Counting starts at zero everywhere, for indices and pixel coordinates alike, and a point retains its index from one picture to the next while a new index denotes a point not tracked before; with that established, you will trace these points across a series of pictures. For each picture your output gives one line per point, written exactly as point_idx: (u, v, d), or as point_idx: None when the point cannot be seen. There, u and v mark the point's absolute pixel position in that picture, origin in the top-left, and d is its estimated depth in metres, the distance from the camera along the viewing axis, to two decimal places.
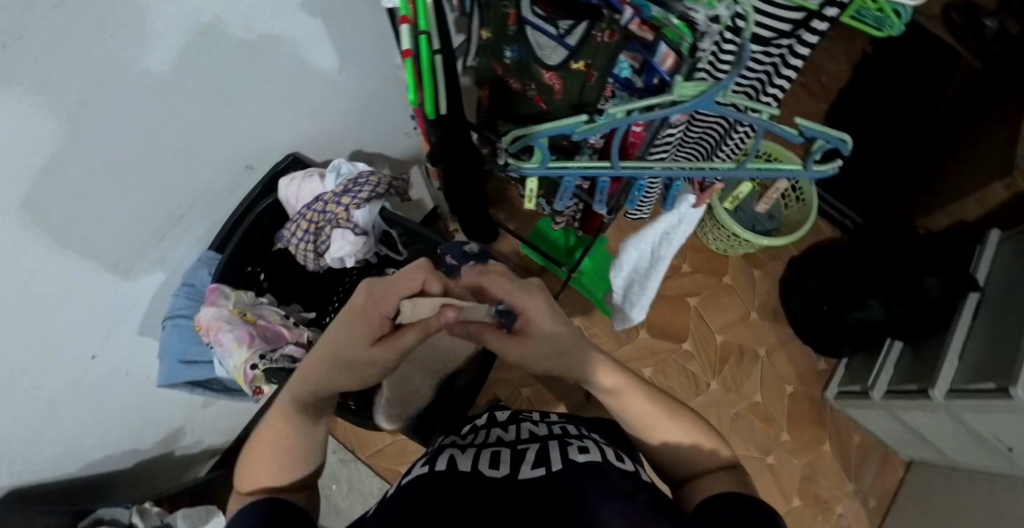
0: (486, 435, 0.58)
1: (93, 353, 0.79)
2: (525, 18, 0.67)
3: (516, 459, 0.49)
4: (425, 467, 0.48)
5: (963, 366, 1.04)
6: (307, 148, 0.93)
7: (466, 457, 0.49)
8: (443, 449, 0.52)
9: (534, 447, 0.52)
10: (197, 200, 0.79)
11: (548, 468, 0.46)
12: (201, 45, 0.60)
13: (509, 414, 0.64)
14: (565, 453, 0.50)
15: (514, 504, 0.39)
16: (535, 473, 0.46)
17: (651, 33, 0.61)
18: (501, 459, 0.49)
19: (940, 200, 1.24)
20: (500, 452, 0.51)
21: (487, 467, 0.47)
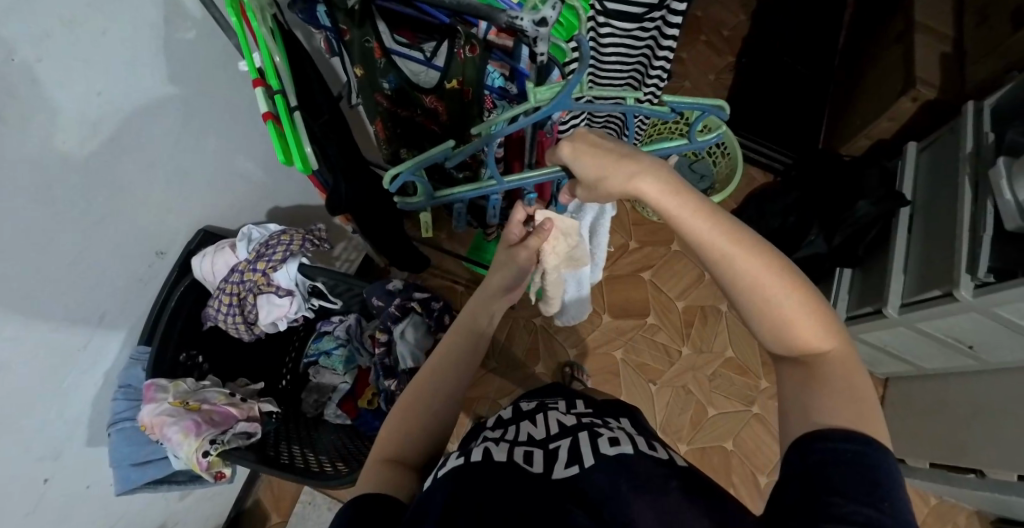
0: (517, 428, 0.56)
1: (43, 477, 0.76)
2: (391, 48, 0.66)
3: (548, 459, 0.48)
4: (459, 459, 0.48)
5: (909, 278, 1.07)
6: (221, 219, 0.91)
7: (500, 450, 0.49)
8: (478, 443, 0.52)
9: (566, 443, 0.51)
10: (112, 299, 0.77)
11: (581, 467, 0.46)
12: (53, 145, 0.59)
13: (534, 404, 0.63)
14: (596, 445, 0.49)
15: (532, 513, 0.40)
16: (569, 473, 0.46)
17: (510, 39, 0.60)
18: (532, 458, 0.48)
19: (856, 125, 1.28)
20: (532, 450, 0.50)
21: (523, 464, 0.47)
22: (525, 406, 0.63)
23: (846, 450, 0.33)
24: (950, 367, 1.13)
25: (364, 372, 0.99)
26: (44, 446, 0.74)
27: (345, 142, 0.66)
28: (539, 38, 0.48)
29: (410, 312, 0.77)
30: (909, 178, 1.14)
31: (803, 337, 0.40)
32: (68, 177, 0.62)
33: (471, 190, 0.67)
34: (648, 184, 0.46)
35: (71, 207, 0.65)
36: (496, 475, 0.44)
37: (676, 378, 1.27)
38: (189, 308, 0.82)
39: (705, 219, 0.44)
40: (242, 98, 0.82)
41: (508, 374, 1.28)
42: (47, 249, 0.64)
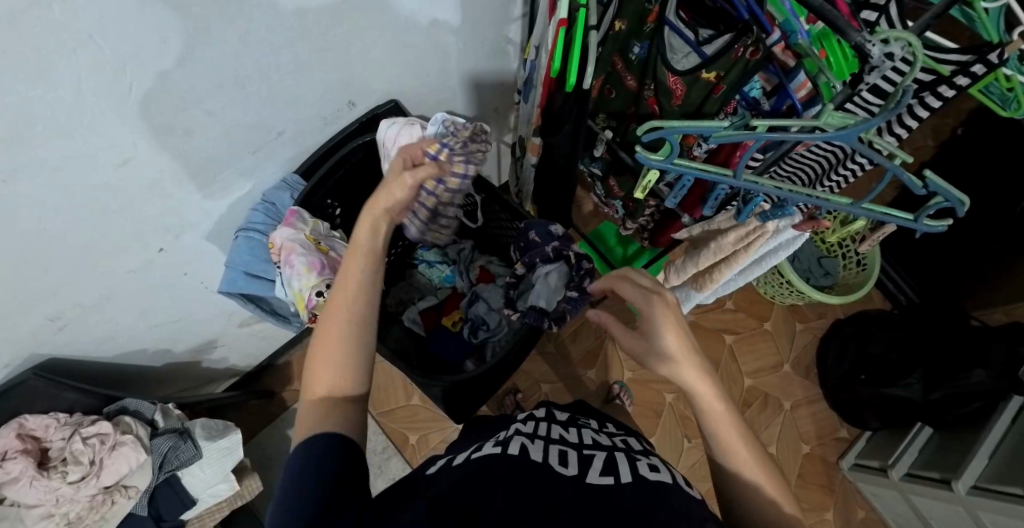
0: (549, 429, 0.60)
1: (160, 247, 0.80)
2: (667, 18, 0.67)
3: (583, 466, 0.50)
4: (496, 448, 0.51)
5: (992, 465, 1.03)
6: (407, 100, 0.94)
7: (535, 448, 0.51)
8: (514, 436, 0.54)
9: (601, 456, 0.53)
10: (296, 123, 0.81)
11: (615, 479, 0.47)
12: None
13: (568, 416, 0.66)
14: (635, 468, 0.50)
15: (565, 503, 0.41)
16: (602, 480, 0.46)
17: (792, 58, 0.62)
18: (568, 460, 0.50)
19: (1004, 298, 1.23)
20: (567, 453, 0.52)
21: (558, 465, 0.48)
22: (560, 415, 0.66)
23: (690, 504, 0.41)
24: None
25: (455, 296, 1.01)
26: (176, 220, 0.78)
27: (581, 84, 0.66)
28: (875, 70, 0.47)
29: (560, 260, 0.80)
30: None
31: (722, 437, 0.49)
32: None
33: (702, 171, 0.59)
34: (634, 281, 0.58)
35: (318, 33, 0.68)
36: (527, 464, 0.47)
37: None
38: (352, 165, 0.84)
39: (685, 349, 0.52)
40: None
41: (561, 363, 1.28)
42: (275, 55, 0.67)
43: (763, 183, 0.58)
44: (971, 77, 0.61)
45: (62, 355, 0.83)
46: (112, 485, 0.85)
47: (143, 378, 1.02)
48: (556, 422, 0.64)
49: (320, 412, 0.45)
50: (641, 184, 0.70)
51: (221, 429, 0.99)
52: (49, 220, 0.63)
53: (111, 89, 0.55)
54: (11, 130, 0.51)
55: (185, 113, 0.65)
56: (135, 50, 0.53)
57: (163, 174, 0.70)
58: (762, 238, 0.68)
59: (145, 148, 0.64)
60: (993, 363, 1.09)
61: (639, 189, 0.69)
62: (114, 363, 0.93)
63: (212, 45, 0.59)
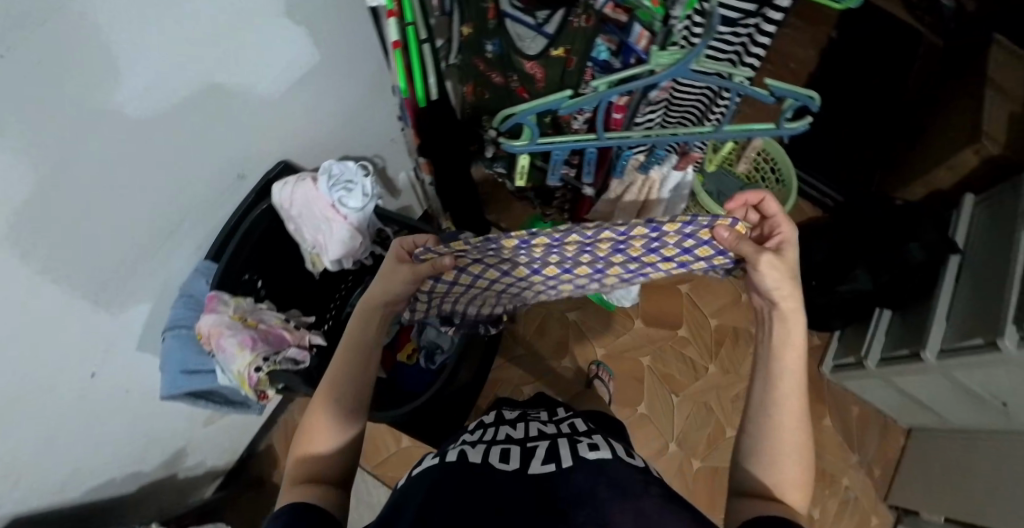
0: (496, 432, 0.63)
1: (92, 371, 0.77)
2: (505, 11, 0.70)
3: (526, 457, 0.53)
4: (436, 460, 0.54)
5: (951, 327, 1.08)
6: (297, 157, 0.94)
7: (478, 451, 0.54)
8: (455, 446, 0.57)
9: (543, 444, 0.56)
10: (190, 211, 0.80)
11: (558, 464, 0.51)
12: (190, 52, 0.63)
13: (517, 415, 0.69)
14: (576, 449, 0.54)
15: (503, 497, 0.44)
16: (543, 469, 0.50)
17: (625, 14, 0.64)
18: (510, 455, 0.54)
19: (915, 172, 1.31)
20: (510, 449, 0.55)
21: (499, 462, 0.52)
22: (507, 416, 0.70)
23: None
24: (978, 424, 1.13)
25: (404, 326, 1.00)
26: (99, 340, 0.76)
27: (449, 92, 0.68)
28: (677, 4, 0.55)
29: None
30: (964, 228, 1.17)
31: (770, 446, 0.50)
32: (186, 78, 0.65)
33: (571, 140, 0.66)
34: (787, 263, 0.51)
35: (182, 119, 0.68)
36: (470, 470, 0.49)
37: (700, 394, 1.28)
38: (265, 233, 0.83)
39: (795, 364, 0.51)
40: (344, 38, 0.84)
41: (534, 362, 1.29)
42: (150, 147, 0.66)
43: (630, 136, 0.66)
44: None
45: (23, 511, 0.79)
46: None
47: (120, 509, 0.98)
48: (504, 423, 0.67)
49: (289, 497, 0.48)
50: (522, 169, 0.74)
51: None
52: None
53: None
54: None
55: (77, 229, 0.63)
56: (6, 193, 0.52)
57: (71, 302, 0.68)
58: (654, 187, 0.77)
59: (47, 276, 0.63)
60: (924, 234, 1.15)
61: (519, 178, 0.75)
62: (83, 504, 0.90)
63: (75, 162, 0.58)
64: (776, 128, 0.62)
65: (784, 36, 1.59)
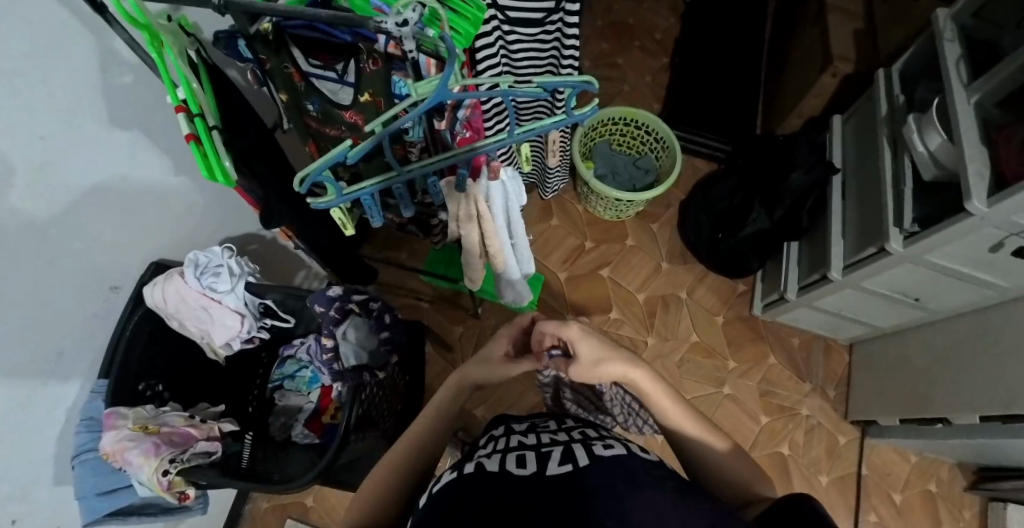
0: (507, 442, 0.61)
1: (11, 518, 0.77)
2: (308, 72, 0.73)
3: (542, 459, 0.53)
4: (453, 473, 0.54)
5: (848, 241, 1.11)
6: (171, 252, 0.95)
7: (495, 461, 0.54)
8: (474, 459, 0.56)
9: (558, 448, 0.55)
10: (71, 336, 0.81)
11: (574, 463, 0.50)
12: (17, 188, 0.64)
13: (526, 427, 0.66)
14: (591, 448, 0.53)
15: (517, 503, 0.44)
16: (562, 469, 0.50)
17: (400, 51, 0.64)
18: (526, 459, 0.53)
19: (788, 105, 1.37)
20: (525, 455, 0.54)
21: (516, 468, 0.51)
22: (517, 428, 0.67)
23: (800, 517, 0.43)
24: (904, 323, 1.17)
25: (325, 390, 1.04)
26: (9, 488, 0.75)
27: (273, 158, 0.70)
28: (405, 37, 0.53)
29: (348, 314, 0.79)
30: (838, 146, 1.21)
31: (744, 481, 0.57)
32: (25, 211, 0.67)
33: (377, 183, 0.66)
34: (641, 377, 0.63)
35: (30, 252, 0.69)
36: (493, 478, 0.49)
37: (645, 368, 1.31)
38: (150, 336, 0.84)
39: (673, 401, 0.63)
40: (183, 131, 0.87)
41: (479, 383, 1.30)
42: (5, 287, 0.67)
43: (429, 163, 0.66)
44: None
45: None
46: None
47: None
48: (514, 435, 0.64)
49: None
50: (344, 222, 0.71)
51: None
52: None
53: None
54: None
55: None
56: None
57: None
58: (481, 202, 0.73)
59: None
60: (803, 161, 1.20)
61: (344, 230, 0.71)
62: None
63: None
64: (567, 118, 0.66)
65: (641, 11, 1.66)
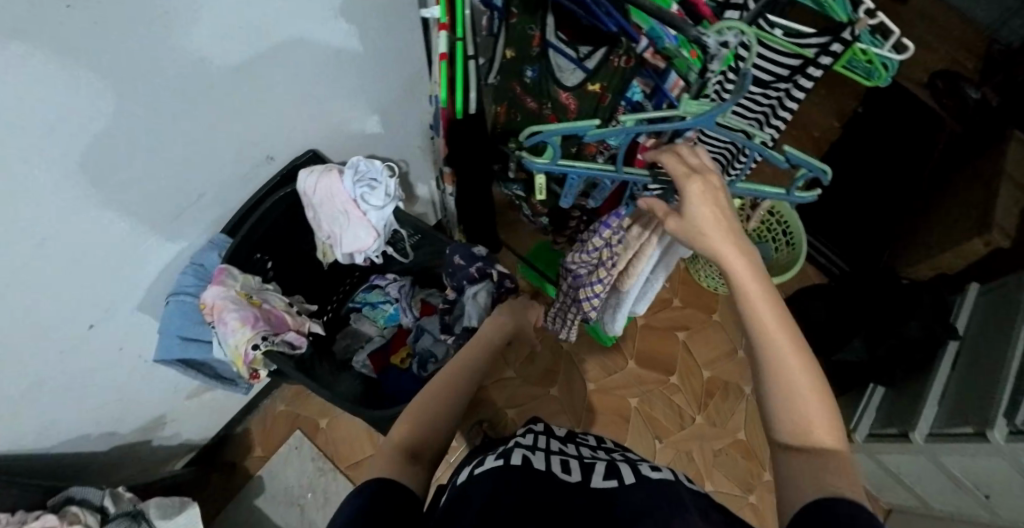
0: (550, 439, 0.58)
1: (89, 323, 0.78)
2: (550, 41, 0.73)
3: (586, 470, 0.50)
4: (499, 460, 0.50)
5: (942, 409, 1.08)
6: (326, 147, 0.96)
7: (539, 458, 0.51)
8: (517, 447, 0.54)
9: (603, 462, 0.52)
10: (217, 183, 0.82)
11: (620, 480, 0.47)
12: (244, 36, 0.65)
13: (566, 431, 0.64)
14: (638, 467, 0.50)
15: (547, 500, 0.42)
16: (608, 483, 0.47)
17: (663, 62, 0.67)
18: (570, 466, 0.50)
19: (924, 253, 1.33)
20: (568, 461, 0.52)
21: (561, 471, 0.49)
22: (560, 430, 0.63)
23: (845, 514, 0.31)
24: (958, 511, 1.12)
25: (401, 332, 1.04)
26: (102, 295, 0.77)
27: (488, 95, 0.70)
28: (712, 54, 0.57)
29: (485, 279, 0.76)
30: (965, 314, 1.18)
31: (812, 419, 0.40)
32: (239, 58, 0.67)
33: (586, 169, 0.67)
34: (698, 209, 0.53)
35: (226, 96, 0.71)
36: (532, 472, 0.47)
37: (682, 442, 1.27)
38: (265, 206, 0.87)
39: (751, 274, 0.47)
40: (391, 42, 0.88)
41: (521, 386, 1.29)
42: (191, 115, 0.68)
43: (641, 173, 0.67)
44: (832, 56, 0.74)
45: None
46: None
47: (90, 470, 0.96)
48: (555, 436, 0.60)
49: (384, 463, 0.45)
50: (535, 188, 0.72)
51: (178, 506, 0.91)
52: None
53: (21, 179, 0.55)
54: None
55: (98, 178, 0.64)
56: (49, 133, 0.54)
57: (81, 250, 0.69)
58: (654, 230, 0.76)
59: (63, 214, 0.63)
60: (926, 314, 1.16)
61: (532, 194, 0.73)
62: (57, 456, 0.88)
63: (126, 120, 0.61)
64: (784, 194, 0.64)
65: (808, 105, 1.64)
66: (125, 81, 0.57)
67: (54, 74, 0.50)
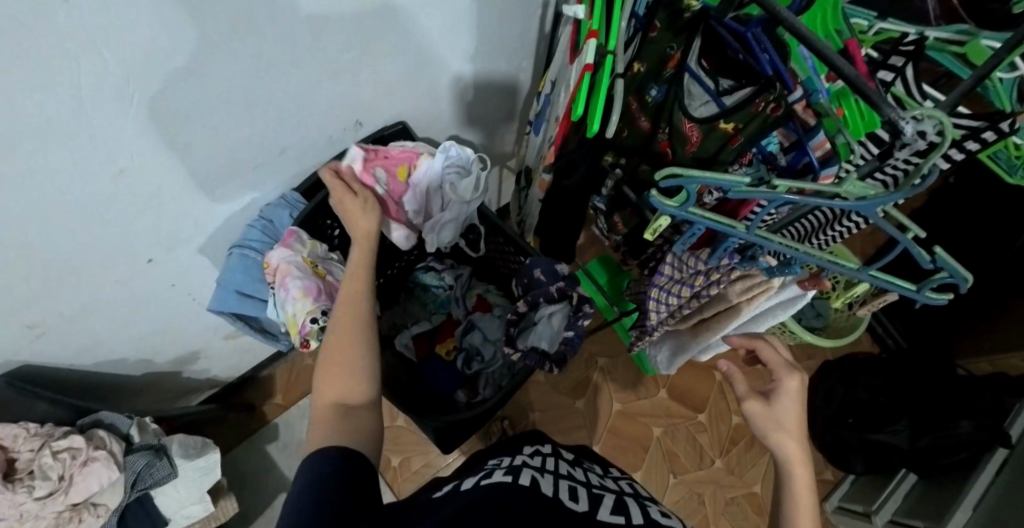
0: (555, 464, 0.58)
1: (149, 258, 0.77)
2: (688, 66, 0.67)
3: (593, 502, 0.50)
4: (506, 476, 0.49)
5: (977, 517, 1.01)
6: (415, 121, 0.92)
7: (547, 482, 0.50)
8: (522, 466, 0.53)
9: (610, 496, 0.53)
10: (303, 141, 0.79)
11: (626, 518, 0.48)
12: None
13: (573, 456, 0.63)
14: (646, 510, 0.51)
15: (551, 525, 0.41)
16: (614, 519, 0.47)
17: (813, 118, 0.61)
18: (578, 495, 0.50)
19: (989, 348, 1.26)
20: (577, 489, 0.52)
21: (568, 499, 0.48)
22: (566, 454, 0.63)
23: None
24: None
25: (449, 322, 1.02)
26: (168, 233, 0.75)
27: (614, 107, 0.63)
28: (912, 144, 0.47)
29: (564, 300, 0.75)
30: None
31: None
32: (351, 17, 0.63)
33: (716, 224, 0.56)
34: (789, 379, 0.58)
35: (329, 55, 0.67)
36: (533, 496, 0.45)
37: (697, 483, 1.26)
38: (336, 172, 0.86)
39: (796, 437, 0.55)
40: (503, 26, 0.82)
41: (550, 393, 1.28)
42: (290, 69, 0.64)
43: (777, 240, 0.54)
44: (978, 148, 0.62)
45: (36, 364, 0.77)
46: (81, 502, 0.75)
47: (122, 391, 0.97)
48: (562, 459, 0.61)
49: (329, 421, 0.49)
50: (651, 229, 0.61)
51: (201, 446, 0.90)
52: (33, 221, 0.59)
53: (110, 107, 0.52)
54: (14, 123, 0.47)
55: (185, 117, 0.61)
56: (148, 68, 0.51)
57: (155, 187, 0.67)
58: (763, 294, 0.62)
59: (147, 151, 0.61)
60: (979, 415, 1.11)
61: (646, 234, 0.61)
62: (96, 376, 0.88)
63: (225, 64, 0.57)
64: (910, 290, 0.58)
65: None
66: (233, 24, 0.53)
67: (161, 6, 0.46)
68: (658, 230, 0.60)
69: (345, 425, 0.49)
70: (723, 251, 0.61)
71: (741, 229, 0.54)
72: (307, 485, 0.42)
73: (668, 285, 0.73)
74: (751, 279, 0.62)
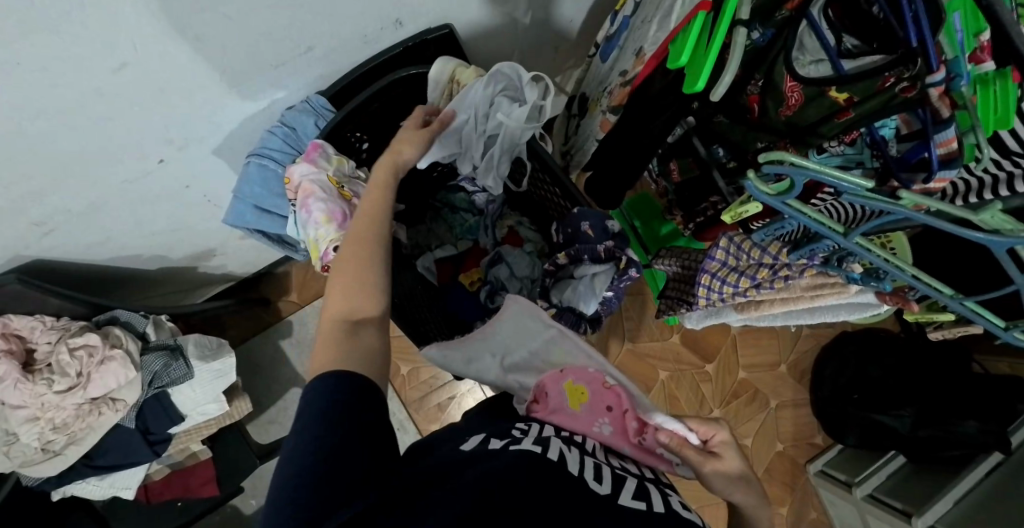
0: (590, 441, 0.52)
1: (159, 158, 0.70)
2: (811, 11, 0.54)
3: (616, 484, 0.43)
4: (534, 445, 0.44)
5: (955, 510, 1.04)
6: (463, 27, 0.78)
7: (574, 458, 0.45)
8: (549, 437, 0.47)
9: (633, 478, 0.46)
10: (330, 38, 0.66)
11: (649, 505, 0.41)
12: None
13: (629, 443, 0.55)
14: (668, 500, 0.44)
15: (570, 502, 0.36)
16: (636, 505, 0.40)
17: (948, 109, 0.49)
18: (602, 475, 0.44)
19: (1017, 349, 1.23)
20: (601, 469, 0.45)
21: (592, 480, 0.42)
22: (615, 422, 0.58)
23: None
24: None
25: (476, 251, 0.96)
26: (178, 132, 0.68)
27: (723, 67, 0.52)
28: None
29: (611, 262, 0.70)
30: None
31: None
32: None
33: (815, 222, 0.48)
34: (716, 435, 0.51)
35: None
36: (558, 473, 0.40)
37: None
38: (370, 77, 0.75)
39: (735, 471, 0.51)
40: None
41: None
42: None
43: (874, 251, 0.48)
44: None
45: (48, 259, 0.75)
46: (99, 397, 0.80)
47: (137, 281, 0.95)
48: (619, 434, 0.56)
49: (337, 345, 0.41)
50: (734, 212, 0.56)
51: (216, 348, 0.92)
52: (24, 123, 0.53)
53: None
54: None
55: (186, 9, 0.50)
56: None
57: (160, 85, 0.58)
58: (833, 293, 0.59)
59: (148, 52, 0.53)
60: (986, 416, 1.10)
61: (727, 214, 0.57)
62: (106, 267, 0.86)
63: None
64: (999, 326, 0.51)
65: None
66: None
67: None
68: (742, 215, 0.56)
69: (354, 352, 0.40)
70: (808, 251, 0.57)
71: (837, 232, 0.48)
72: (307, 443, 0.34)
73: (721, 273, 0.66)
74: (822, 279, 0.57)
